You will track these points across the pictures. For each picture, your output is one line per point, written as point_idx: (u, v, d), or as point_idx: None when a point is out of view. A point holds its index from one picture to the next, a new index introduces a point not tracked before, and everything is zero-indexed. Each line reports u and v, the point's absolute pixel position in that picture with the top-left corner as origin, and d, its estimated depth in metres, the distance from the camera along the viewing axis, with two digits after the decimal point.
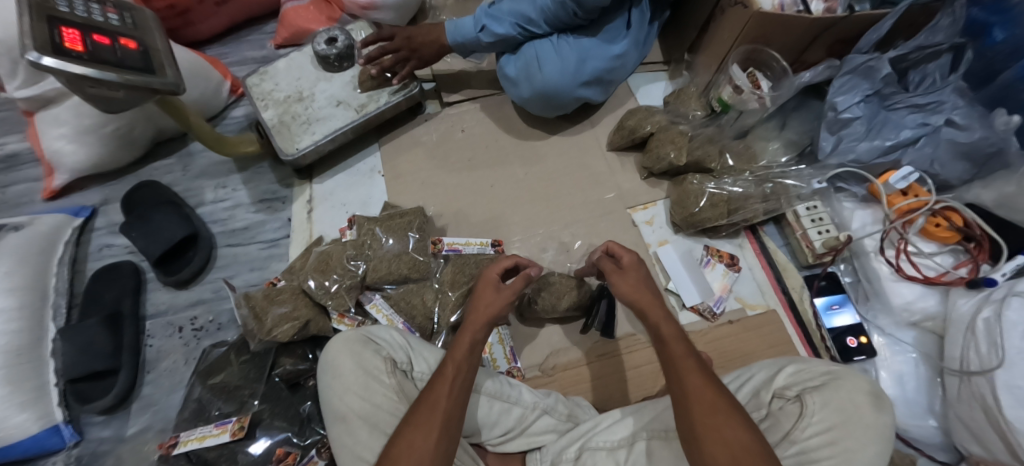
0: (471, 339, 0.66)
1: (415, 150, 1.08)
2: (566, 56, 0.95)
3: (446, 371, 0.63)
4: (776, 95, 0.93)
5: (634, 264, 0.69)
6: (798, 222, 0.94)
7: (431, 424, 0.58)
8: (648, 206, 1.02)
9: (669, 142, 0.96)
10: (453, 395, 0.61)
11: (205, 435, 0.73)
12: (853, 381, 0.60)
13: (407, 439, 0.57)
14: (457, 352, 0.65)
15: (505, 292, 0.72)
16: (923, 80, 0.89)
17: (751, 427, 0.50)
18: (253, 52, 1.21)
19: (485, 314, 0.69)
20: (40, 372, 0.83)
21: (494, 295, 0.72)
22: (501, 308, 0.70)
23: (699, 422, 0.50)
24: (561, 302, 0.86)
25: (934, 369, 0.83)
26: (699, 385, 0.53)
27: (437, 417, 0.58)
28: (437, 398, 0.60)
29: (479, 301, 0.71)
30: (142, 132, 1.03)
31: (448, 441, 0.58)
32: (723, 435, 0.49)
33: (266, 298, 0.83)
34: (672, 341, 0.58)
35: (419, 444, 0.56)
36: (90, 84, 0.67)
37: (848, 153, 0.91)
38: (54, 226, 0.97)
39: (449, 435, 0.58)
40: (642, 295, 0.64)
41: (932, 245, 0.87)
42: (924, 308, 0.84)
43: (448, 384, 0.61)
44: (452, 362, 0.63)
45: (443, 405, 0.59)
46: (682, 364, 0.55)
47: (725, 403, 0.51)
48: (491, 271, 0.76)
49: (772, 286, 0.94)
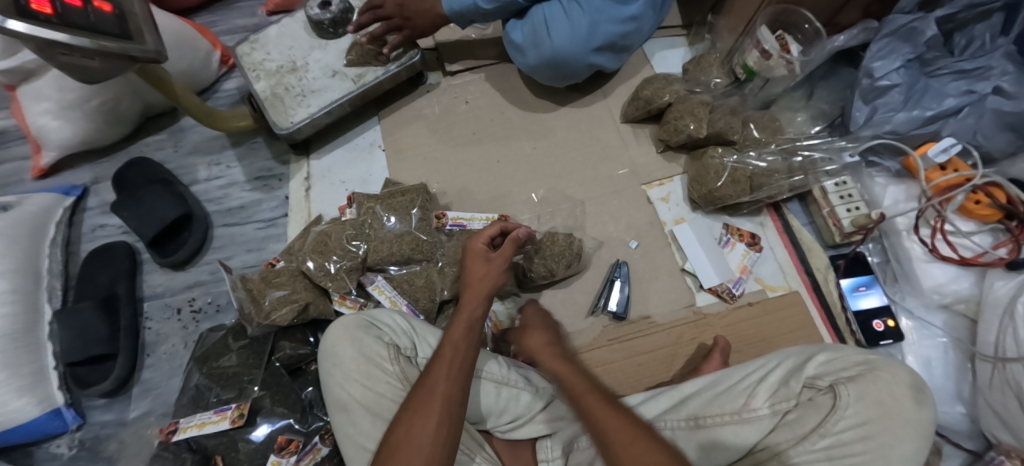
0: (469, 319, 0.63)
1: (416, 123, 1.02)
2: (578, 18, 0.87)
3: (444, 352, 0.60)
4: (806, 60, 0.86)
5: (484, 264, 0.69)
6: (824, 198, 0.89)
7: (431, 410, 0.54)
8: (665, 182, 0.96)
9: (688, 113, 0.89)
10: (452, 377, 0.57)
11: (205, 423, 0.71)
12: (892, 372, 0.56)
13: (406, 424, 0.54)
14: (455, 332, 0.62)
15: (496, 261, 0.69)
16: (970, 44, 0.81)
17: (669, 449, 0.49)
18: (244, 20, 1.14)
19: (479, 289, 0.67)
20: (37, 357, 0.81)
21: (484, 267, 0.69)
22: (495, 280, 0.68)
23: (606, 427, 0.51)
24: (551, 264, 0.83)
25: (965, 354, 0.79)
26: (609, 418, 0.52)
27: (436, 403, 0.55)
28: (434, 380, 0.57)
29: (471, 275, 0.68)
30: (129, 106, 0.98)
31: (451, 425, 0.54)
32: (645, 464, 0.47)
33: (263, 280, 0.79)
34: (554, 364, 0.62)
35: (419, 429, 0.53)
36: (62, 51, 0.62)
37: (883, 124, 0.84)
38: (45, 205, 0.93)
39: (450, 417, 0.54)
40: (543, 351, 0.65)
41: (970, 223, 0.81)
42: (956, 291, 0.79)
43: (446, 366, 0.58)
44: (450, 342, 0.60)
45: (442, 389, 0.56)
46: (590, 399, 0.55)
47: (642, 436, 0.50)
48: (476, 241, 0.72)
49: (796, 267, 0.89)
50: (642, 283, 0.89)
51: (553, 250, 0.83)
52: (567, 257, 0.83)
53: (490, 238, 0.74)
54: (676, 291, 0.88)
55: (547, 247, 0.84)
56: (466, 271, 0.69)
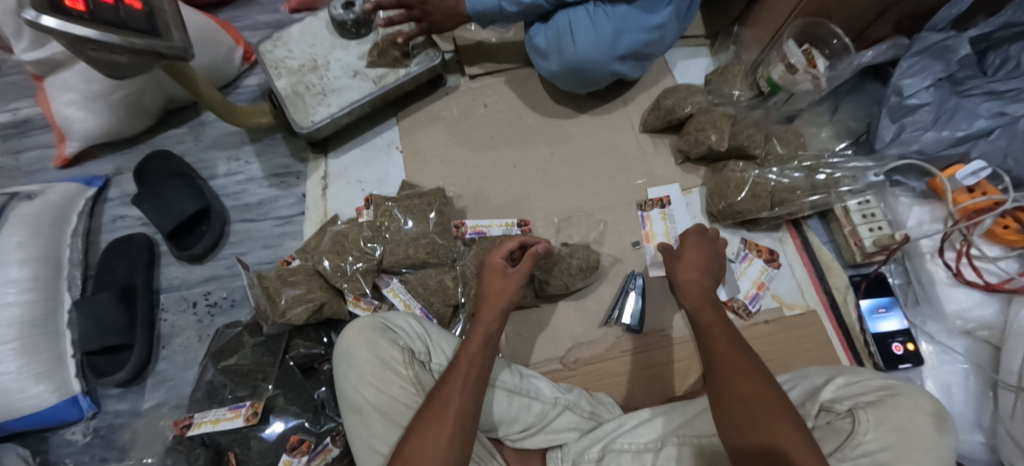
0: (484, 332, 0.63)
1: (434, 125, 1.02)
2: (604, 24, 0.86)
3: (459, 364, 0.60)
4: (833, 75, 0.85)
5: (506, 280, 0.68)
6: (846, 217, 0.87)
7: (445, 421, 0.55)
8: (663, 214, 0.93)
9: (710, 125, 0.88)
10: (467, 390, 0.57)
11: (219, 419, 0.71)
12: (914, 399, 0.54)
13: (421, 435, 0.54)
14: (470, 345, 0.62)
15: (513, 277, 0.69)
16: (1004, 63, 0.79)
17: (773, 386, 0.50)
18: (266, 16, 1.14)
19: (496, 304, 0.66)
20: (55, 344, 0.83)
21: (501, 283, 0.68)
22: (512, 296, 0.67)
23: (721, 382, 0.51)
24: (566, 277, 0.83)
25: (986, 381, 0.77)
26: (723, 348, 0.54)
27: (450, 414, 0.55)
28: (449, 393, 0.57)
29: (488, 289, 0.68)
30: (152, 100, 0.99)
31: (464, 438, 0.54)
32: (741, 394, 0.49)
33: (279, 278, 0.80)
34: (703, 311, 0.60)
35: (433, 441, 0.53)
36: (92, 46, 0.63)
37: (910, 143, 0.82)
38: (66, 195, 0.95)
39: (464, 430, 0.55)
40: (685, 276, 0.65)
41: (997, 249, 0.79)
42: (980, 317, 0.78)
43: (461, 378, 0.58)
44: (466, 355, 0.60)
45: (457, 401, 0.56)
46: (713, 329, 0.57)
47: (751, 373, 0.51)
48: (495, 256, 0.71)
49: (814, 285, 0.88)
50: (657, 294, 0.89)
51: (568, 261, 0.83)
52: (585, 269, 0.83)
53: (508, 252, 0.73)
54: None
55: (563, 259, 0.83)
56: (483, 284, 0.69)
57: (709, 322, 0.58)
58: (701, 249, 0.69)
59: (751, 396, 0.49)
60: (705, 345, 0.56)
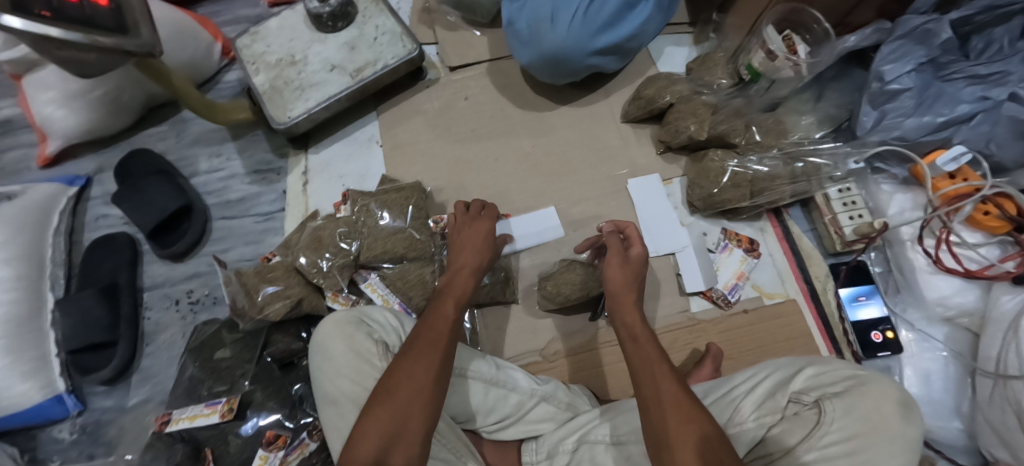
0: (455, 305, 0.63)
1: (414, 119, 1.02)
2: (595, 12, 0.83)
3: (443, 304, 0.63)
4: (814, 62, 0.84)
5: (480, 242, 0.73)
6: (827, 205, 0.87)
7: (434, 349, 0.57)
8: None
9: (690, 114, 0.87)
10: (453, 324, 0.61)
11: (196, 415, 0.71)
12: (880, 387, 0.53)
13: (411, 358, 0.55)
14: (452, 289, 0.66)
15: (488, 236, 0.75)
16: (988, 47, 0.78)
17: (721, 433, 0.47)
18: (246, 11, 1.13)
19: (474, 256, 0.71)
20: (41, 343, 0.84)
21: (479, 239, 0.74)
22: (488, 252, 0.73)
23: (665, 410, 0.49)
24: (564, 290, 0.81)
25: (966, 369, 0.77)
26: (673, 389, 0.50)
27: (439, 343, 0.57)
28: (437, 326, 0.60)
29: (465, 242, 0.73)
30: (131, 98, 0.98)
31: (449, 368, 0.57)
32: (684, 409, 0.48)
33: (258, 275, 0.80)
34: (645, 341, 0.57)
35: (423, 363, 0.55)
36: (57, 46, 0.63)
37: (891, 129, 0.81)
38: (48, 194, 0.95)
39: (449, 360, 0.57)
40: (626, 302, 0.62)
41: (977, 235, 0.79)
42: (961, 304, 0.77)
43: (447, 316, 0.61)
44: (449, 297, 0.64)
45: (445, 333, 0.59)
46: (657, 367, 0.53)
47: (697, 416, 0.48)
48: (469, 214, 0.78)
49: (794, 274, 0.88)
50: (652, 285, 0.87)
51: (569, 272, 0.81)
52: (586, 277, 0.81)
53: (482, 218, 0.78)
54: (671, 294, 0.87)
55: (559, 274, 0.82)
56: (451, 262, 0.71)
57: (653, 360, 0.54)
58: (639, 270, 0.66)
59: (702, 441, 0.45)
60: (650, 382, 0.52)
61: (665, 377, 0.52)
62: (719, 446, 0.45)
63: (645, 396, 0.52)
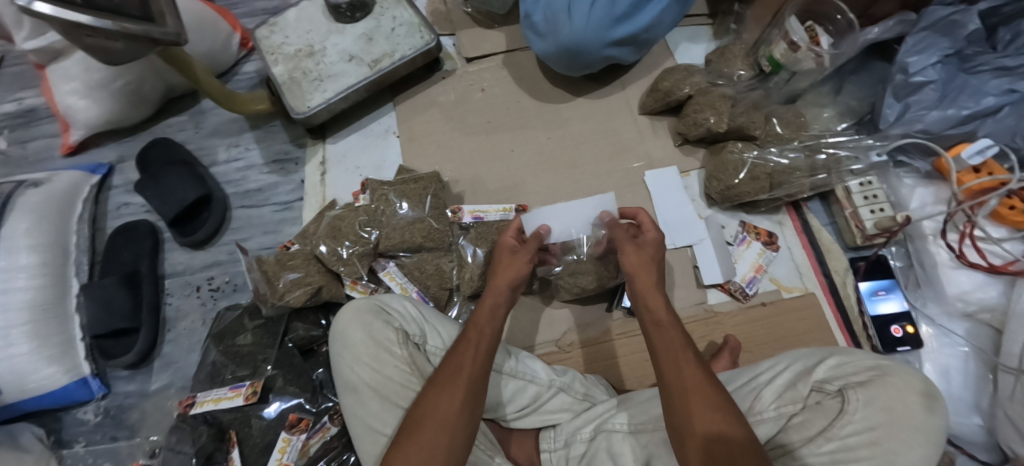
0: (481, 334, 0.61)
1: (430, 110, 1.02)
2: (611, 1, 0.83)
3: (469, 335, 0.61)
4: (836, 53, 0.83)
5: (514, 262, 0.68)
6: (848, 198, 0.86)
7: (456, 387, 0.56)
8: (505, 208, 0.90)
9: (708, 106, 0.87)
10: (478, 357, 0.58)
11: (220, 398, 0.73)
12: (904, 378, 0.53)
13: (433, 401, 0.55)
14: (480, 317, 0.63)
15: (521, 255, 0.69)
16: (1014, 39, 0.76)
17: (745, 423, 0.48)
18: (264, 2, 1.14)
19: (504, 278, 0.66)
20: (66, 327, 0.85)
21: (511, 260, 0.69)
22: (521, 271, 0.67)
23: (689, 401, 0.49)
24: (581, 281, 0.81)
25: (986, 365, 0.76)
26: (697, 379, 0.50)
27: (461, 380, 0.56)
28: (460, 361, 0.58)
29: (499, 265, 0.69)
30: (151, 88, 0.99)
31: (475, 405, 0.55)
32: (709, 401, 0.48)
33: (278, 263, 0.81)
34: (669, 328, 0.56)
35: (445, 405, 0.54)
36: (86, 32, 0.63)
37: (914, 123, 0.79)
38: (72, 183, 0.96)
39: (475, 397, 0.56)
40: (648, 288, 0.61)
41: (1001, 230, 0.79)
42: (981, 299, 0.78)
43: (472, 348, 0.59)
44: (475, 327, 0.61)
45: (468, 369, 0.57)
46: (680, 355, 0.53)
47: (722, 407, 0.48)
48: (506, 236, 0.74)
49: (813, 268, 0.87)
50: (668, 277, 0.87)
51: (586, 267, 0.81)
52: (604, 269, 0.81)
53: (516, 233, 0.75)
54: (687, 287, 0.86)
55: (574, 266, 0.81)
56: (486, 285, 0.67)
57: (676, 347, 0.54)
58: (656, 250, 0.65)
59: (725, 432, 0.46)
60: (674, 372, 0.52)
61: (689, 365, 0.52)
62: (741, 441, 0.46)
63: (667, 384, 0.52)
